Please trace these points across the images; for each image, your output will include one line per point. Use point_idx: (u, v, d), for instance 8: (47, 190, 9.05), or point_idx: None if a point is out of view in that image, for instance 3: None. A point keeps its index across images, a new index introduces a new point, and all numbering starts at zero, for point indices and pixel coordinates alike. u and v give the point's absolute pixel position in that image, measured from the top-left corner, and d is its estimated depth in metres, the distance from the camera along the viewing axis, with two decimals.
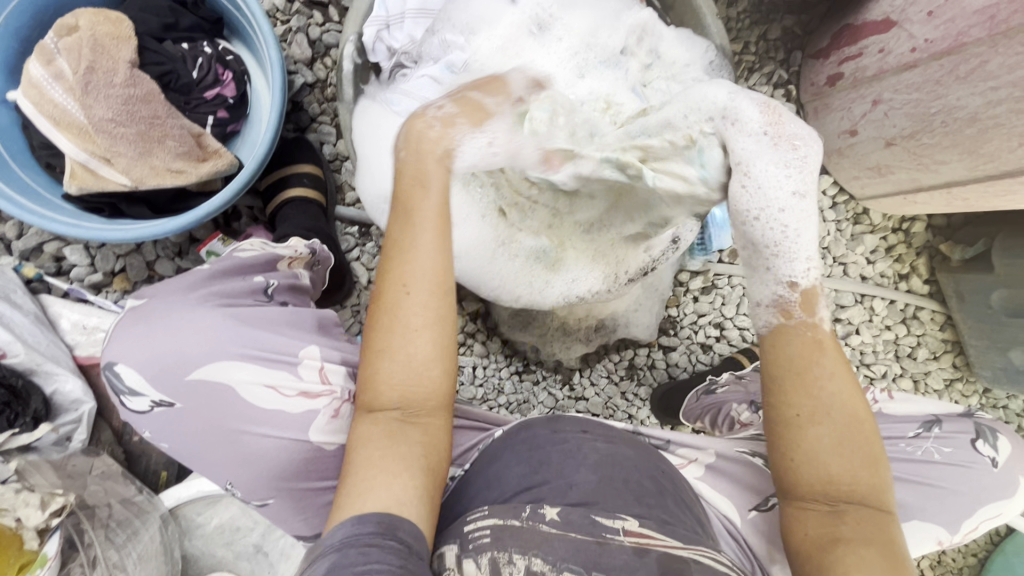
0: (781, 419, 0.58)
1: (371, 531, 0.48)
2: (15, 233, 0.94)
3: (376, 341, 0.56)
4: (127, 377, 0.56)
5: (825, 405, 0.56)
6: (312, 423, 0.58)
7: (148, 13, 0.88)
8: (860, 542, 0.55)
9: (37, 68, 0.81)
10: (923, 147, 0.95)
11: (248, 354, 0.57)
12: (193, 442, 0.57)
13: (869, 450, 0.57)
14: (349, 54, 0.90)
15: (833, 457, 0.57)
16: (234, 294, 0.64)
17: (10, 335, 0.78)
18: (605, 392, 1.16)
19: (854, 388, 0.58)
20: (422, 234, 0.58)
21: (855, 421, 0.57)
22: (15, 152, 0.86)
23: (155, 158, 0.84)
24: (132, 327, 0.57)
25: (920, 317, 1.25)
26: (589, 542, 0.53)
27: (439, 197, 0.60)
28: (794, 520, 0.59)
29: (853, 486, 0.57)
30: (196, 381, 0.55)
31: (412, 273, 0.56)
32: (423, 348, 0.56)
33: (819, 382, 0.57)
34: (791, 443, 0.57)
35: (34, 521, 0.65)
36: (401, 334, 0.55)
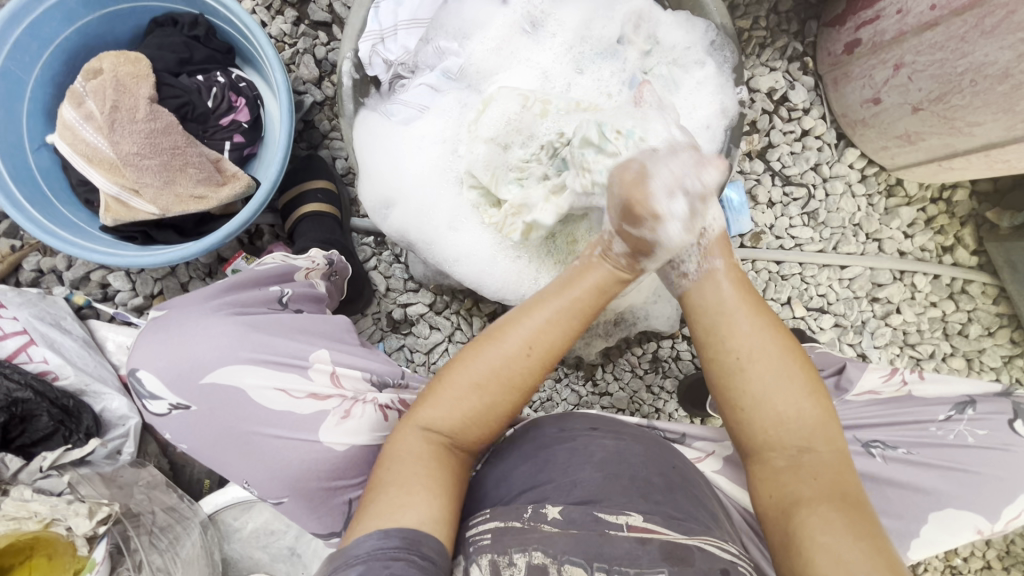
0: (716, 373, 0.61)
1: (396, 545, 0.48)
2: (65, 264, 1.02)
3: (457, 378, 0.59)
4: (148, 382, 0.60)
5: (747, 348, 0.60)
6: (322, 425, 0.60)
7: (164, 50, 0.92)
8: (816, 497, 0.54)
9: (70, 111, 0.88)
10: (954, 110, 0.89)
11: (259, 359, 0.60)
12: (209, 443, 0.60)
13: (810, 390, 0.59)
14: (347, 71, 0.85)
15: (770, 401, 0.58)
16: (250, 303, 0.67)
17: (60, 358, 0.85)
18: (629, 386, 1.15)
19: (778, 327, 0.61)
20: (553, 304, 0.62)
21: (780, 360, 0.59)
22: (57, 190, 0.94)
23: (179, 186, 0.89)
24: (153, 335, 0.61)
25: (970, 292, 1.17)
26: (591, 537, 0.53)
27: (592, 288, 0.64)
28: (760, 481, 0.59)
29: (803, 434, 0.58)
30: (210, 384, 0.59)
31: (535, 341, 0.60)
32: (505, 406, 0.60)
33: (738, 324, 0.61)
34: (730, 392, 0.60)
35: (84, 529, 0.68)
36: (497, 387, 0.59)
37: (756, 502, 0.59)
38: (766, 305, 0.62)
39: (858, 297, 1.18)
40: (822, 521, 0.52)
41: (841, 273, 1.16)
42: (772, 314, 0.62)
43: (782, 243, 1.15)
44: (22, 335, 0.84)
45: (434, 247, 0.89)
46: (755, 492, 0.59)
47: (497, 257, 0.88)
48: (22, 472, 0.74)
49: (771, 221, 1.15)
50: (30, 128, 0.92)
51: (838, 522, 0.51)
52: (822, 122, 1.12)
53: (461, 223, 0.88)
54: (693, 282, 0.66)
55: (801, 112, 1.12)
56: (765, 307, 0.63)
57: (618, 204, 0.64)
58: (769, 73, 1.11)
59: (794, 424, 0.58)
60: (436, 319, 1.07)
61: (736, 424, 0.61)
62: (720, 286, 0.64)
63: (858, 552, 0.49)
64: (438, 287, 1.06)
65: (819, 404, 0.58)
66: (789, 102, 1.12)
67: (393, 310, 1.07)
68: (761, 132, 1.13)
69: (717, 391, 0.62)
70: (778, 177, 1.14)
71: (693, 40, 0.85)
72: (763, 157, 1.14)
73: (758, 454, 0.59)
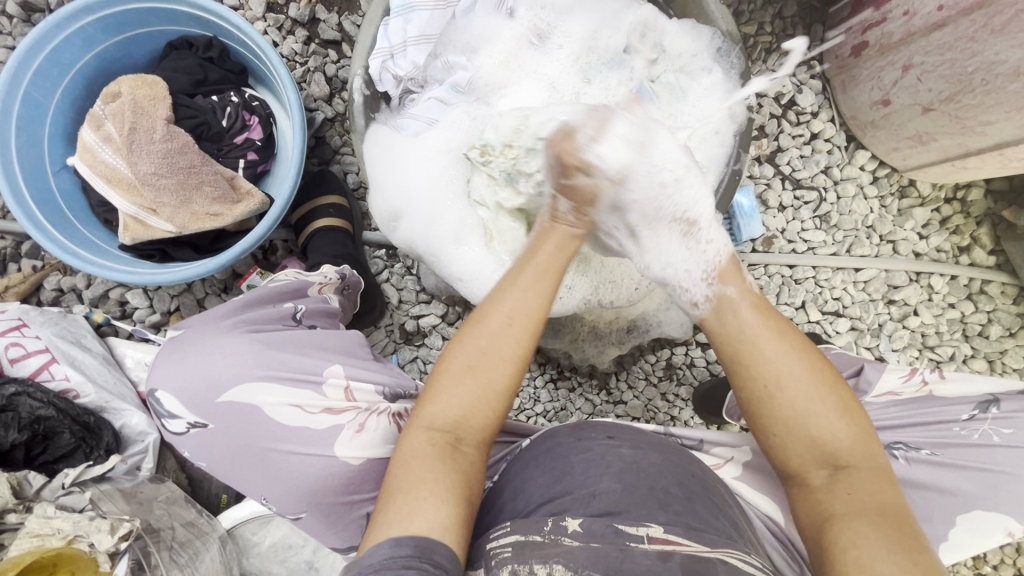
0: (746, 401, 0.60)
1: (408, 554, 0.47)
2: (85, 283, 1.04)
3: (450, 364, 0.59)
4: (166, 402, 0.61)
5: (772, 372, 0.59)
6: (336, 439, 0.60)
7: (180, 72, 0.95)
8: (857, 516, 0.53)
9: (90, 134, 0.90)
10: (965, 109, 0.88)
11: (274, 375, 0.61)
12: (226, 460, 0.61)
13: (843, 407, 0.58)
14: (358, 87, 0.87)
15: (804, 422, 0.57)
16: (264, 321, 0.68)
17: (82, 376, 0.87)
18: (644, 394, 1.14)
19: (806, 346, 0.60)
20: (528, 277, 0.63)
21: (810, 381, 0.58)
22: (77, 211, 0.96)
23: (195, 205, 0.91)
24: (169, 355, 0.62)
25: (989, 292, 1.15)
26: (611, 550, 0.52)
27: (553, 248, 0.66)
28: (800, 504, 0.58)
29: (839, 453, 0.57)
30: (228, 403, 0.59)
31: (516, 313, 0.60)
32: (501, 382, 0.59)
33: (765, 347, 0.60)
34: (765, 422, 0.59)
35: (106, 545, 0.69)
36: (490, 365, 0.59)
37: (797, 522, 0.59)
38: (793, 327, 0.61)
39: (874, 300, 1.16)
40: (859, 543, 0.51)
41: (855, 276, 1.15)
42: (799, 335, 0.61)
43: (795, 247, 1.15)
44: (44, 353, 0.86)
45: (443, 258, 0.90)
46: (794, 513, 0.59)
47: (502, 275, 0.87)
48: (45, 489, 0.76)
49: (782, 225, 1.14)
50: (51, 151, 0.94)
51: (880, 541, 0.50)
52: (831, 125, 1.12)
53: (467, 238, 0.89)
54: (709, 312, 0.66)
55: (810, 116, 1.12)
56: (791, 327, 0.62)
57: (555, 165, 0.69)
58: (776, 77, 1.11)
59: (833, 444, 0.57)
60: (449, 330, 1.07)
61: (767, 445, 0.60)
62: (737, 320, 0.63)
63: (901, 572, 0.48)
64: (450, 298, 1.07)
65: (853, 421, 0.57)
66: (797, 106, 1.12)
67: (406, 322, 1.08)
68: (769, 136, 1.13)
69: (748, 413, 0.61)
70: (788, 181, 1.14)
71: (699, 49, 0.86)
72: (773, 161, 1.14)
73: (798, 477, 0.59)
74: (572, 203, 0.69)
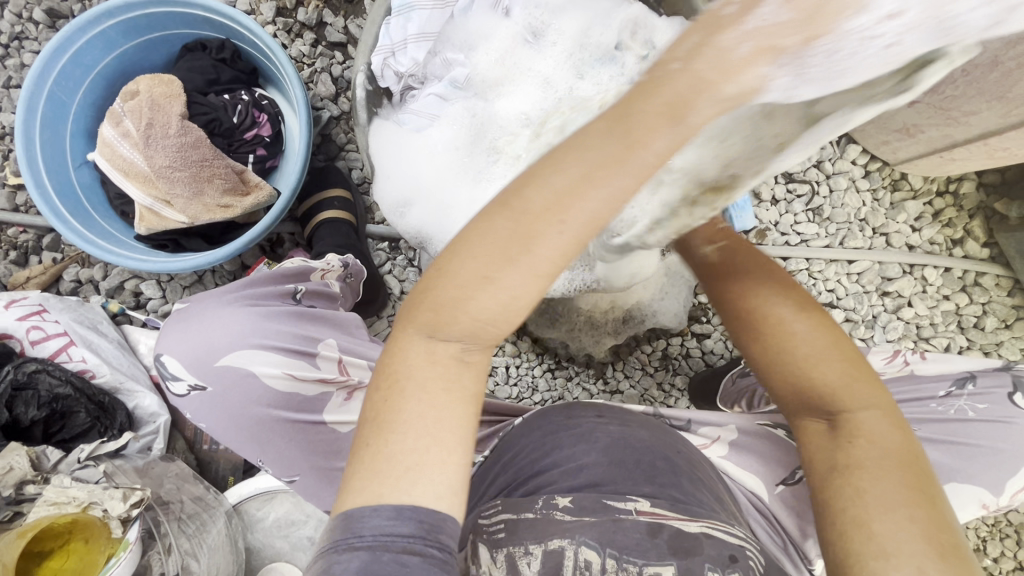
0: (746, 346, 0.57)
1: (409, 534, 0.41)
2: (102, 274, 1.09)
3: (457, 267, 0.42)
4: (170, 365, 0.63)
5: (772, 318, 0.55)
6: (323, 405, 0.64)
7: (194, 72, 1.00)
8: (873, 469, 0.51)
9: (109, 130, 0.95)
10: (948, 100, 0.91)
11: (271, 345, 0.63)
12: (225, 424, 0.62)
13: (846, 354, 0.54)
14: (361, 83, 0.90)
15: (806, 372, 0.54)
16: (267, 297, 0.70)
17: (98, 358, 0.91)
18: (640, 384, 1.16)
19: (801, 293, 0.57)
20: (584, 154, 0.40)
21: (811, 326, 0.54)
22: (96, 204, 1.01)
23: (206, 196, 0.95)
24: (177, 322, 0.65)
25: (983, 284, 1.17)
26: (604, 522, 0.55)
27: (615, 112, 0.48)
28: (808, 449, 0.56)
29: (845, 403, 0.53)
30: (225, 366, 0.61)
31: (563, 200, 0.40)
32: (531, 299, 0.42)
33: (763, 293, 0.57)
34: (765, 367, 0.56)
35: (117, 511, 0.73)
36: (517, 274, 0.41)
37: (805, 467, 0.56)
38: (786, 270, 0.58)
39: (868, 291, 1.18)
40: (864, 497, 0.50)
41: (848, 268, 1.17)
42: (789, 277, 0.58)
43: (788, 239, 1.17)
44: (62, 336, 0.90)
45: (450, 242, 0.92)
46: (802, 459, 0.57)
47: None
48: (62, 463, 0.81)
49: (774, 218, 1.17)
50: (73, 148, 1.00)
51: (891, 498, 0.49)
52: None
53: (489, 210, 0.90)
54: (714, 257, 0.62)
55: None
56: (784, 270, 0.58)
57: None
58: None
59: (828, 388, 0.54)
60: None
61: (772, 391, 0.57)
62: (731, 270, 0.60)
63: (912, 533, 0.47)
64: None
65: (855, 367, 0.54)
66: None
67: None
68: None
69: (749, 357, 0.57)
70: (781, 174, 1.17)
71: None
72: None
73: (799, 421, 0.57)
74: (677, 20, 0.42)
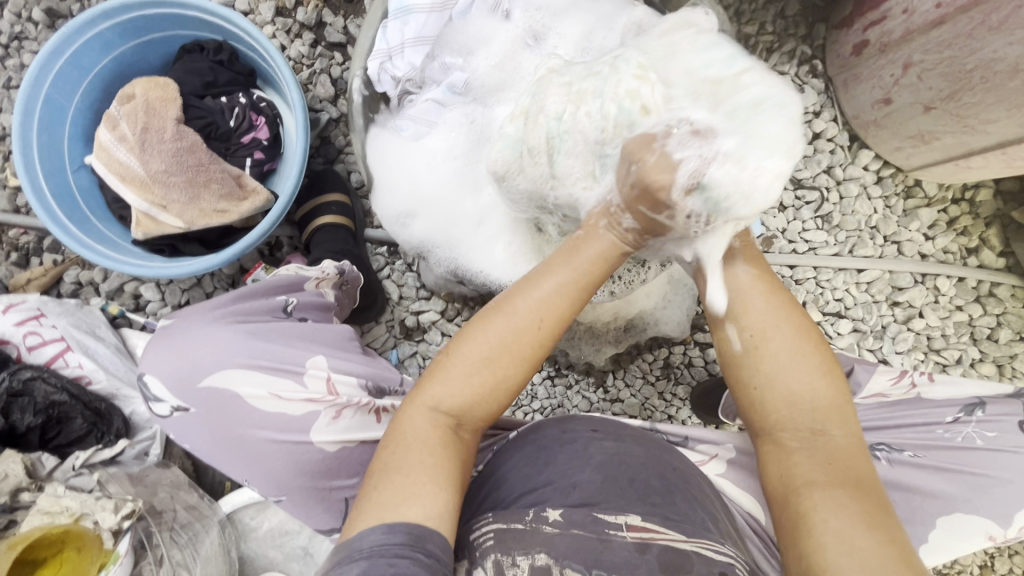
0: (731, 356, 0.61)
1: (400, 542, 0.48)
2: (101, 277, 1.09)
3: (466, 353, 0.58)
4: (153, 386, 0.64)
5: (758, 327, 0.60)
6: (313, 425, 0.63)
7: (191, 75, 0.99)
8: (829, 482, 0.54)
9: (106, 134, 0.95)
10: (965, 108, 0.87)
11: (253, 364, 0.63)
12: (208, 443, 0.63)
13: (824, 369, 0.58)
14: (357, 87, 0.93)
15: (786, 384, 0.58)
16: (253, 312, 0.70)
17: (94, 363, 0.91)
18: (641, 393, 1.14)
19: (792, 306, 0.61)
20: (560, 274, 0.60)
21: (795, 341, 0.59)
22: (94, 207, 1.01)
23: (203, 201, 0.94)
24: (158, 343, 0.65)
25: (998, 295, 1.13)
26: (592, 539, 0.54)
27: (597, 257, 0.62)
28: (773, 463, 0.59)
29: (816, 416, 0.57)
30: (208, 388, 0.62)
31: (544, 312, 0.58)
32: (515, 379, 0.58)
33: (752, 303, 0.61)
34: (746, 375, 0.60)
35: (109, 522, 0.73)
36: (507, 360, 0.58)
37: (762, 478, 0.60)
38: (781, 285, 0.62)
39: (877, 301, 1.15)
40: (831, 511, 0.52)
41: (858, 277, 1.14)
42: (789, 297, 0.61)
43: (795, 247, 1.14)
44: (59, 342, 0.91)
45: (456, 246, 0.93)
46: (761, 472, 0.60)
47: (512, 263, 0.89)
48: (57, 471, 0.81)
49: (783, 226, 1.14)
50: (71, 151, 0.99)
51: (848, 510, 0.52)
52: (834, 125, 1.11)
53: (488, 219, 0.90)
54: (706, 268, 0.66)
55: (812, 115, 1.12)
56: (781, 288, 0.62)
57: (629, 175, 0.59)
58: None
59: (810, 404, 0.58)
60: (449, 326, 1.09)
61: (747, 401, 0.60)
62: (733, 267, 0.63)
63: (869, 539, 0.50)
64: (449, 296, 1.09)
65: (832, 383, 0.58)
66: (799, 106, 1.11)
67: (406, 317, 1.11)
68: None
69: (728, 372, 0.62)
70: (789, 181, 1.13)
71: None
72: None
73: (770, 436, 0.59)
74: (636, 224, 0.62)
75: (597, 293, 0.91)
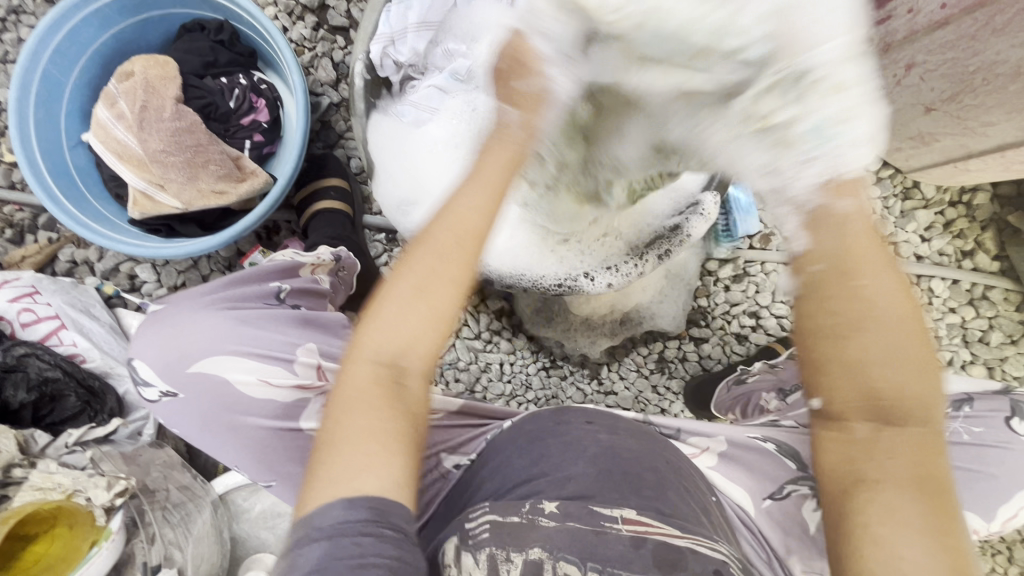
0: (823, 326, 0.44)
1: (364, 518, 0.41)
2: (97, 256, 1.08)
3: (393, 289, 0.48)
4: (141, 370, 0.63)
5: (861, 301, 0.44)
6: (303, 412, 0.64)
7: (191, 54, 0.98)
8: (892, 484, 0.44)
9: (104, 111, 0.94)
10: (966, 109, 0.88)
11: (244, 351, 0.63)
12: (196, 429, 0.63)
13: (918, 352, 0.44)
14: (359, 71, 0.88)
15: (875, 368, 0.44)
16: (245, 298, 0.70)
17: (88, 342, 0.92)
18: (635, 385, 1.15)
19: (898, 272, 0.45)
20: (478, 190, 0.51)
21: (897, 315, 0.44)
22: (91, 185, 1.00)
23: (201, 182, 0.94)
24: (147, 327, 0.65)
25: (991, 298, 1.14)
26: (588, 532, 0.55)
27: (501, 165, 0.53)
28: (830, 450, 0.47)
29: (899, 406, 0.44)
30: (197, 373, 0.61)
31: (466, 229, 0.50)
32: (449, 308, 0.49)
33: (863, 268, 0.44)
34: (823, 351, 0.45)
35: (102, 499, 0.73)
36: (439, 285, 0.48)
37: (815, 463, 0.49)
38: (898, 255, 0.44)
39: None
40: (890, 520, 0.43)
41: None
42: (898, 263, 0.45)
43: None
44: (53, 319, 0.91)
45: None
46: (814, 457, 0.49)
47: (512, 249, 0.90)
48: (49, 447, 0.80)
49: None
50: (68, 127, 0.98)
51: (909, 521, 0.42)
52: None
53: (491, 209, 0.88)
54: (811, 216, 0.47)
55: None
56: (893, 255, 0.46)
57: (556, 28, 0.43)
58: None
59: (892, 392, 0.44)
60: None
61: (819, 381, 0.45)
62: (845, 221, 0.45)
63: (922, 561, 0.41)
64: None
65: (923, 370, 0.44)
66: None
67: None
68: None
69: (805, 343, 0.46)
70: None
71: None
72: None
73: (841, 422, 0.46)
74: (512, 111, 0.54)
75: (591, 282, 0.89)
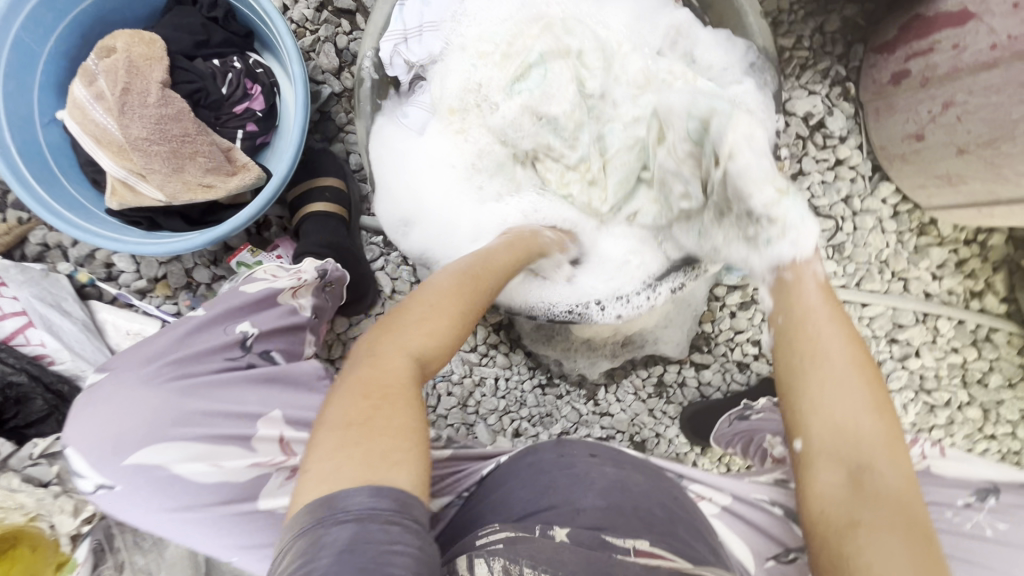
0: (786, 370, 0.57)
1: (388, 507, 0.41)
2: (71, 241, 1.00)
3: (395, 331, 0.54)
4: (74, 460, 0.57)
5: (813, 348, 0.56)
6: (262, 489, 0.60)
7: (181, 32, 0.90)
8: (878, 522, 0.45)
9: (81, 89, 0.85)
10: (1002, 156, 0.84)
11: (193, 432, 0.58)
12: (143, 518, 0.57)
13: (877, 403, 0.52)
14: (368, 70, 0.84)
15: (834, 407, 0.52)
16: (203, 356, 0.64)
17: (58, 342, 0.84)
18: (631, 408, 1.12)
19: (856, 339, 0.57)
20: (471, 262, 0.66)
21: (850, 368, 0.54)
22: (65, 167, 0.92)
23: (187, 174, 0.86)
24: (81, 407, 0.58)
25: (994, 340, 1.13)
26: (603, 558, 0.50)
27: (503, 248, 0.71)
28: (809, 491, 0.51)
29: (868, 446, 0.50)
30: (138, 463, 0.56)
31: (459, 284, 0.61)
32: (449, 340, 0.56)
33: (816, 327, 0.58)
34: (795, 396, 0.55)
35: (68, 527, 0.71)
36: (439, 320, 0.56)
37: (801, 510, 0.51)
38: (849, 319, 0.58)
39: (876, 337, 1.13)
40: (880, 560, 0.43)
41: (861, 310, 1.12)
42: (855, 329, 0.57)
43: None
44: (20, 316, 0.84)
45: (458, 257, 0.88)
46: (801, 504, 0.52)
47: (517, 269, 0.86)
48: (13, 458, 0.76)
49: None
50: (42, 102, 0.90)
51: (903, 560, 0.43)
52: (858, 153, 1.08)
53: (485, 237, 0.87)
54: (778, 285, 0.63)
55: (837, 140, 1.08)
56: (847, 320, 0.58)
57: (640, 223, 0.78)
58: (807, 96, 1.06)
59: (860, 438, 0.50)
60: None
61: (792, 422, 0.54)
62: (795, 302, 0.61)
63: None
64: None
65: (884, 418, 0.51)
66: (825, 129, 1.07)
67: None
68: (793, 157, 1.08)
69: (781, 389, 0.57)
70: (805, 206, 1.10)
71: (734, 59, 0.83)
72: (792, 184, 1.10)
73: (812, 460, 0.51)
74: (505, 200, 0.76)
75: (601, 311, 0.87)
